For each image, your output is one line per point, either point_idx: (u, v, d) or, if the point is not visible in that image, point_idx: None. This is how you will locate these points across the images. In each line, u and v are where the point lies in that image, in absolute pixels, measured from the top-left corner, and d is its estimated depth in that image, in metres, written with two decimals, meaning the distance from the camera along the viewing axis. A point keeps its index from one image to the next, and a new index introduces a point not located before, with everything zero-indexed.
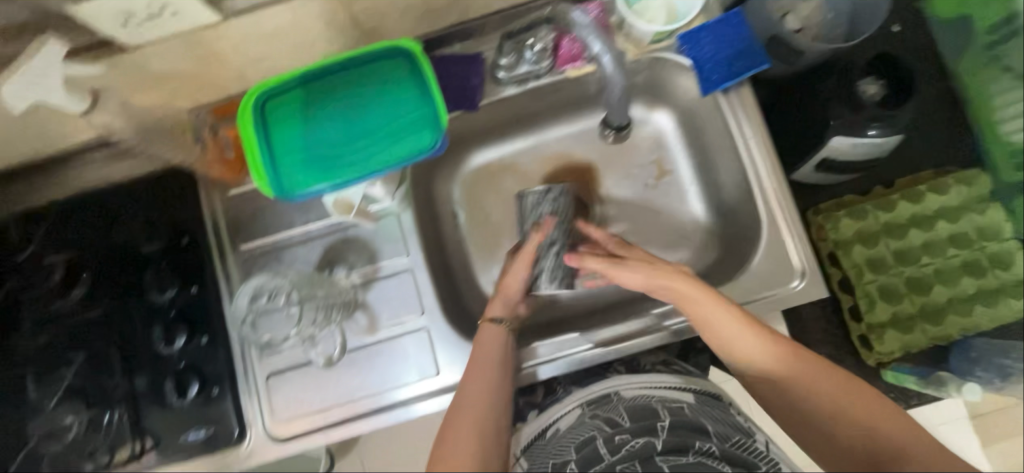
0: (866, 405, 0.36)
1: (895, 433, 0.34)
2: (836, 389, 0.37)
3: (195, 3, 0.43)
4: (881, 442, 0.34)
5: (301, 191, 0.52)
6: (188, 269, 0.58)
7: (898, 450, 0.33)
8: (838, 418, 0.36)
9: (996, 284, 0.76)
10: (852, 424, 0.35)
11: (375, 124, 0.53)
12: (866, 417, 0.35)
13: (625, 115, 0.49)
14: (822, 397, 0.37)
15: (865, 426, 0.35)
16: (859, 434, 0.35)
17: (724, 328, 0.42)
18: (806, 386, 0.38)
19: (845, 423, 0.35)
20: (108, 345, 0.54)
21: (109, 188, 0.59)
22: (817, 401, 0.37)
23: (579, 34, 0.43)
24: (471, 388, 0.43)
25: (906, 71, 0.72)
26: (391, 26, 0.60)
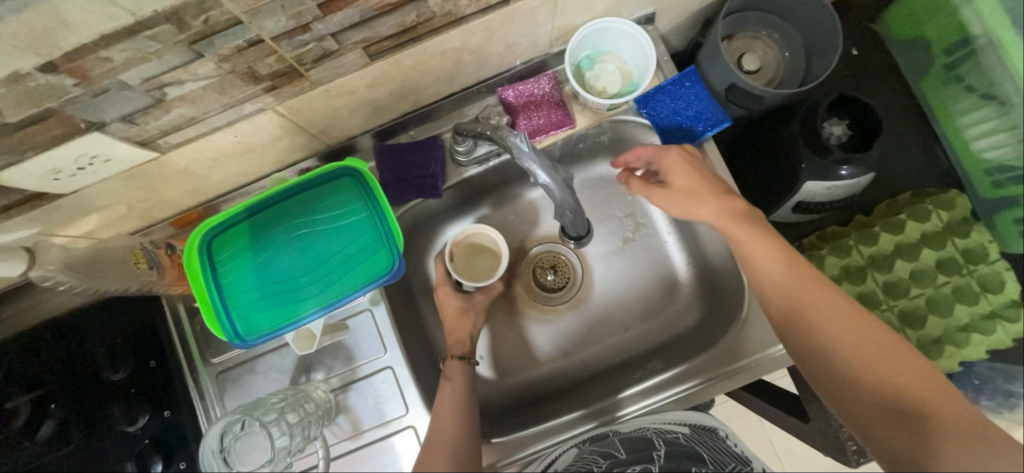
0: (902, 366, 0.46)
1: (925, 392, 0.44)
2: (876, 343, 0.47)
3: (128, 148, 0.50)
4: (906, 393, 0.45)
5: (262, 332, 0.50)
6: (156, 395, 0.67)
7: (924, 404, 0.44)
8: (875, 368, 0.46)
9: (988, 308, 0.77)
10: (889, 378, 0.45)
11: (333, 250, 0.52)
12: (901, 376, 0.45)
13: (583, 222, 0.48)
14: (863, 351, 0.47)
15: (897, 381, 0.45)
16: (893, 387, 0.45)
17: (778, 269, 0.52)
18: (851, 337, 0.48)
19: (880, 375, 0.46)
20: None
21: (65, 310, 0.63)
22: (858, 353, 0.47)
23: (523, 164, 0.42)
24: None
25: (868, 110, 0.72)
26: (342, 123, 0.65)
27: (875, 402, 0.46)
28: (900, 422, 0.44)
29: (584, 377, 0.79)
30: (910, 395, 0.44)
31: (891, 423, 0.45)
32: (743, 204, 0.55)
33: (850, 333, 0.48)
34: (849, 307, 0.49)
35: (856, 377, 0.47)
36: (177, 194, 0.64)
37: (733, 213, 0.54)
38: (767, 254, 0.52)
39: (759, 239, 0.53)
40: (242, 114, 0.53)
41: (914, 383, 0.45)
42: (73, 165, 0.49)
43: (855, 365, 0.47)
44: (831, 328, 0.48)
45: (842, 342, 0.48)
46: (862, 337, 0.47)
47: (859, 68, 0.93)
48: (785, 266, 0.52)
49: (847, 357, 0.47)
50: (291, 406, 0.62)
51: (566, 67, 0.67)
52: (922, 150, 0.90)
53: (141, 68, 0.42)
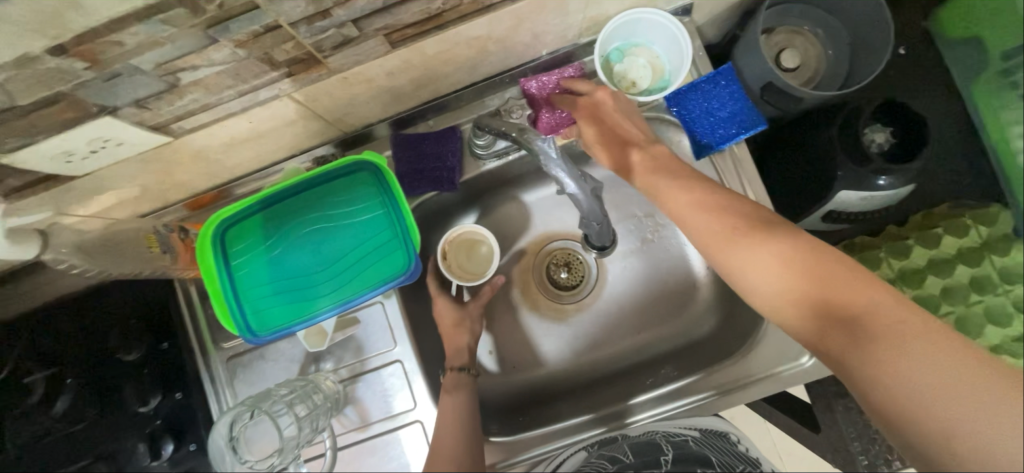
0: (825, 270, 0.43)
1: (849, 293, 0.42)
2: (796, 255, 0.45)
3: (139, 132, 0.48)
4: (833, 297, 0.42)
5: (274, 328, 0.49)
6: (168, 376, 0.67)
7: (852, 306, 0.41)
8: (800, 277, 0.44)
9: (1022, 331, 0.73)
10: (808, 285, 0.43)
11: (348, 247, 0.51)
12: (825, 279, 0.43)
13: (609, 233, 0.46)
14: (786, 265, 0.45)
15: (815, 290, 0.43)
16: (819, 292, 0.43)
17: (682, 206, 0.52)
18: (769, 252, 0.46)
19: (804, 285, 0.44)
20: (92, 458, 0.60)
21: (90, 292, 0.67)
22: (778, 265, 0.45)
23: (550, 171, 0.39)
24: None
25: (914, 117, 0.68)
26: (360, 111, 0.62)
27: (805, 309, 0.43)
28: (831, 327, 0.42)
29: (594, 380, 0.77)
30: (836, 298, 0.42)
31: (821, 328, 0.42)
32: (640, 154, 0.58)
33: (768, 247, 0.46)
34: (754, 224, 0.48)
35: (782, 289, 0.45)
36: (191, 178, 0.62)
37: (631, 167, 0.58)
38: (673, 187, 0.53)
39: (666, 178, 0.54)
40: (258, 100, 0.51)
41: (841, 284, 0.42)
42: (85, 148, 0.48)
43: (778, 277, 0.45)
44: (745, 253, 0.47)
45: (760, 257, 0.46)
46: (783, 248, 0.45)
47: (907, 68, 0.87)
48: (692, 201, 0.51)
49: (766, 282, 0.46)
50: (300, 398, 0.62)
51: (595, 59, 0.63)
52: (965, 159, 0.85)
53: (153, 53, 0.40)
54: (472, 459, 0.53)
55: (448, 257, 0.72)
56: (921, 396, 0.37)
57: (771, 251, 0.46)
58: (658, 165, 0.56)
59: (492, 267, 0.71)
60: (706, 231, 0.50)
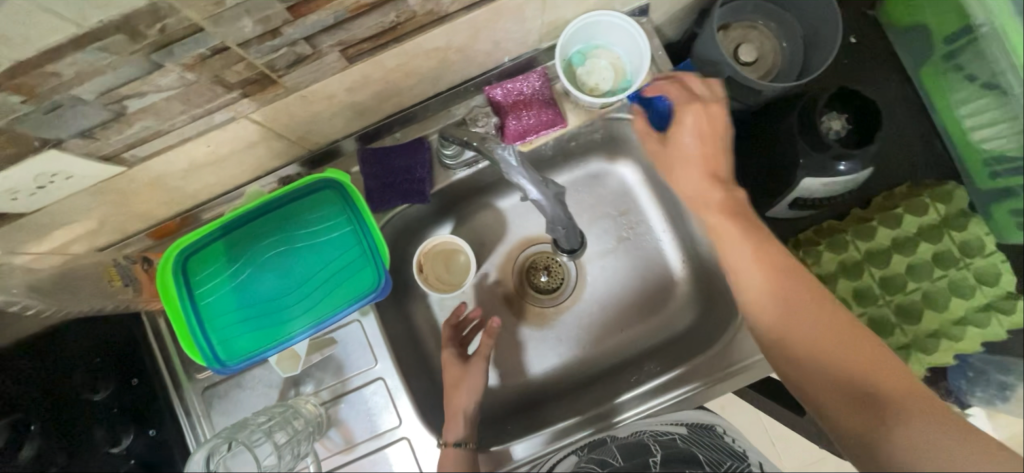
0: (867, 357, 0.44)
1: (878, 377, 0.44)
2: (834, 331, 0.46)
3: (90, 164, 0.47)
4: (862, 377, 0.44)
5: (244, 356, 0.48)
6: (140, 414, 0.65)
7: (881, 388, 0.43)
8: (839, 354, 0.45)
9: (983, 301, 0.76)
10: (850, 363, 0.44)
11: (317, 267, 0.50)
12: (860, 361, 0.44)
13: (576, 235, 0.46)
14: (826, 339, 0.46)
15: (853, 368, 0.44)
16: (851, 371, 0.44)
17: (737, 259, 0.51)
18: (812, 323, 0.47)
19: (839, 360, 0.45)
20: None
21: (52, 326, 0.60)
22: (818, 339, 0.46)
23: (511, 179, 0.39)
24: None
25: (868, 102, 0.70)
26: (324, 128, 0.61)
27: (839, 388, 0.44)
28: (857, 407, 0.43)
29: (581, 381, 0.77)
30: (870, 385, 0.43)
31: (850, 411, 0.43)
32: (725, 195, 0.55)
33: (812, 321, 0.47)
34: (805, 294, 0.48)
35: (819, 362, 0.45)
36: (152, 206, 0.60)
37: (712, 204, 0.54)
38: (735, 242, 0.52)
39: (733, 227, 0.53)
40: (214, 124, 0.50)
41: (874, 368, 0.44)
42: (32, 184, 0.46)
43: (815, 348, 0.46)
44: (798, 318, 0.47)
45: (802, 329, 0.47)
46: (823, 325, 0.46)
47: (860, 55, 0.90)
48: (755, 256, 0.51)
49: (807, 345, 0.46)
50: (280, 424, 0.60)
51: (556, 64, 0.64)
52: (920, 140, 0.88)
53: (95, 82, 0.38)
54: None
55: (426, 270, 0.72)
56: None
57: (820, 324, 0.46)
58: (733, 211, 0.54)
59: (469, 276, 0.70)
60: (758, 288, 0.49)
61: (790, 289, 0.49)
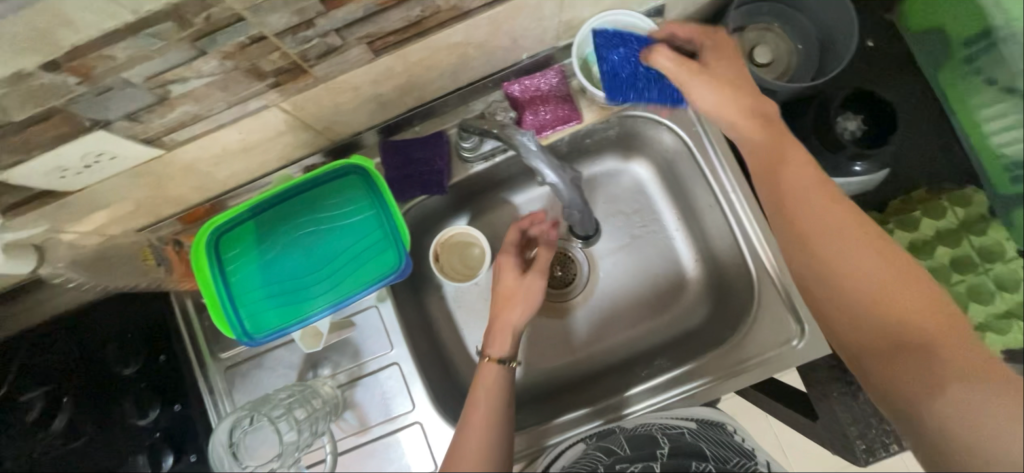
0: (918, 302, 0.42)
1: (926, 324, 0.42)
2: (888, 276, 0.43)
3: (133, 147, 0.50)
4: (910, 322, 0.42)
5: (269, 330, 0.50)
6: (168, 390, 0.68)
7: (929, 336, 0.41)
8: (886, 299, 0.43)
9: (1004, 307, 0.74)
10: (898, 310, 0.42)
11: (339, 249, 0.52)
12: (906, 306, 0.42)
13: (590, 222, 0.47)
14: (877, 282, 0.43)
15: (901, 311, 0.42)
16: (897, 318, 0.42)
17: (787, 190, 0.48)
18: (864, 267, 0.44)
19: (886, 303, 0.43)
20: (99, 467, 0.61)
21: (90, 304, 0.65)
22: (865, 284, 0.43)
23: (529, 163, 0.41)
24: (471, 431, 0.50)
25: (883, 103, 0.71)
26: (348, 120, 0.64)
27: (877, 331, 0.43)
28: (902, 352, 0.42)
29: (590, 374, 0.78)
30: (918, 330, 0.42)
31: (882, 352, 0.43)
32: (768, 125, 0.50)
33: (865, 264, 0.44)
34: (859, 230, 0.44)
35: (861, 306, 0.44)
36: (184, 190, 0.64)
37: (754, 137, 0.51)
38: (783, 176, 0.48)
39: (778, 158, 0.49)
40: (247, 111, 0.53)
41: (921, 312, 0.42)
42: (79, 163, 0.49)
43: (859, 290, 0.44)
44: (849, 257, 0.44)
45: (848, 272, 0.44)
46: (870, 264, 0.44)
47: (878, 59, 0.90)
48: (802, 190, 0.47)
49: (854, 286, 0.44)
50: (301, 403, 0.63)
51: (573, 61, 0.65)
52: (940, 144, 0.87)
53: (143, 67, 0.42)
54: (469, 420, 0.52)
55: (442, 260, 0.74)
56: (974, 432, 0.38)
57: (869, 269, 0.44)
58: (777, 143, 0.50)
59: (484, 266, 0.72)
60: (807, 221, 0.46)
61: (845, 228, 0.45)
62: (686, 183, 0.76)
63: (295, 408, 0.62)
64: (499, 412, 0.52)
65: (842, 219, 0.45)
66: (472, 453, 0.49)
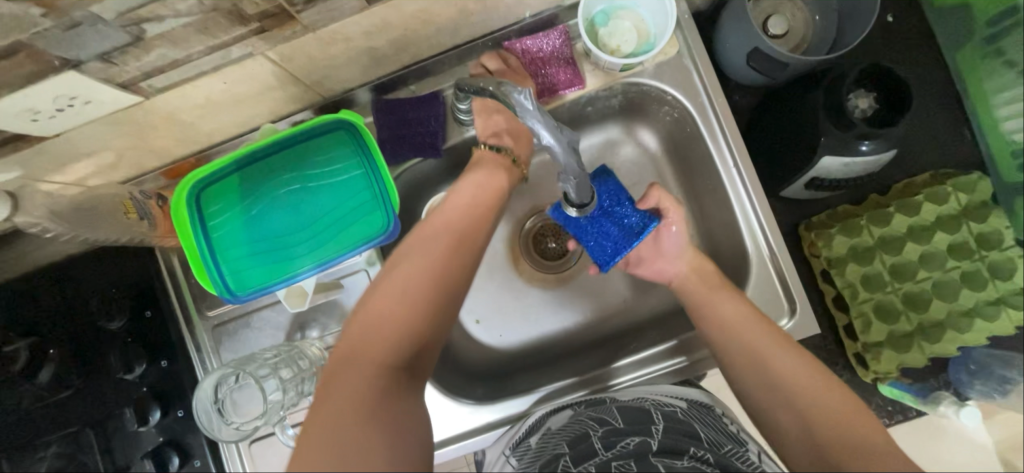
0: (848, 404, 0.48)
1: (852, 417, 0.47)
2: (817, 379, 0.50)
3: (109, 91, 0.47)
4: (847, 424, 0.46)
5: (253, 288, 0.49)
6: (152, 345, 0.67)
7: (864, 434, 0.45)
8: (811, 397, 0.49)
9: (995, 295, 0.75)
10: (831, 409, 0.47)
11: (325, 208, 0.50)
12: (831, 400, 0.48)
13: (586, 187, 0.45)
14: (803, 380, 0.50)
15: (837, 411, 0.47)
16: (828, 415, 0.47)
17: (725, 309, 0.58)
18: (790, 368, 0.51)
19: (819, 403, 0.48)
20: (88, 416, 0.63)
21: (74, 257, 0.67)
22: (801, 388, 0.49)
23: (525, 123, 0.39)
24: (453, 206, 0.54)
25: (897, 78, 0.68)
26: (338, 75, 0.61)
27: (816, 428, 0.47)
28: (846, 452, 0.44)
29: (579, 345, 0.78)
30: (855, 431, 0.45)
31: (824, 450, 0.45)
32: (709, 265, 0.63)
33: (794, 366, 0.51)
34: (782, 341, 0.54)
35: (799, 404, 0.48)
36: (167, 143, 0.61)
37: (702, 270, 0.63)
38: (720, 299, 0.59)
39: (715, 288, 0.60)
40: (230, 59, 0.50)
41: (854, 416, 0.47)
42: (52, 106, 0.46)
43: (804, 400, 0.49)
44: (779, 364, 0.52)
45: (782, 376, 0.51)
46: (799, 367, 0.51)
47: (897, 36, 0.86)
48: (736, 308, 0.58)
49: (791, 388, 0.50)
50: (287, 363, 0.62)
51: (579, 22, 0.62)
52: (950, 128, 0.85)
53: (114, 1, 0.38)
54: (454, 200, 0.55)
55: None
56: None
57: (797, 369, 0.51)
58: (709, 273, 0.62)
59: None
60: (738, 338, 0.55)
61: (769, 337, 0.54)
62: (687, 158, 0.75)
63: (281, 369, 0.61)
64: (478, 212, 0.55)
65: (766, 332, 0.55)
66: (451, 234, 0.51)
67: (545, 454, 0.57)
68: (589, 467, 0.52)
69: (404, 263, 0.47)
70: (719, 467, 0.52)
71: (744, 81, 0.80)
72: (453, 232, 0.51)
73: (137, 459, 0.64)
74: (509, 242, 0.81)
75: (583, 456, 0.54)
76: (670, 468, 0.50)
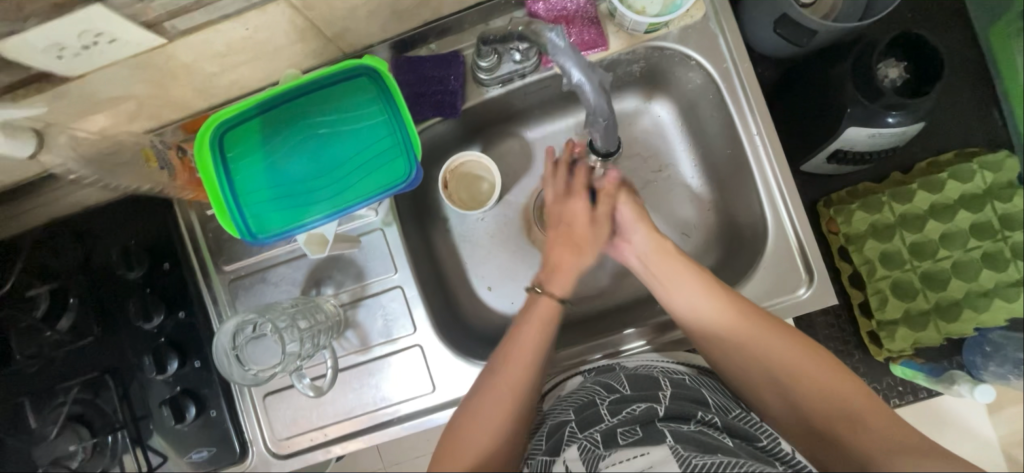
0: (837, 374, 0.50)
1: (846, 386, 0.49)
2: (812, 363, 0.51)
3: (132, 30, 0.47)
4: (839, 395, 0.49)
5: (272, 233, 0.50)
6: (171, 296, 0.67)
7: (856, 409, 0.48)
8: (798, 371, 0.51)
9: (1016, 276, 0.74)
10: (823, 383, 0.50)
11: (344, 156, 0.50)
12: (825, 377, 0.50)
13: (611, 138, 0.46)
14: (798, 362, 0.51)
15: (830, 385, 0.49)
16: (826, 393, 0.49)
17: (689, 293, 0.56)
18: (780, 347, 0.52)
19: (811, 380, 0.50)
20: (108, 361, 0.65)
21: (86, 211, 0.68)
22: (794, 365, 0.51)
23: (558, 61, 0.41)
24: (528, 329, 0.54)
25: (930, 50, 0.66)
26: (358, 28, 0.60)
27: (810, 410, 0.49)
28: (837, 421, 0.48)
29: (592, 314, 0.76)
30: (846, 404, 0.48)
31: (819, 427, 0.49)
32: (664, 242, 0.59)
33: (787, 352, 0.51)
34: (764, 324, 0.53)
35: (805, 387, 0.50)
36: (186, 94, 0.61)
37: (660, 251, 0.59)
38: (696, 290, 0.56)
39: (674, 270, 0.58)
40: (253, 2, 0.49)
41: (847, 388, 0.49)
42: (77, 43, 0.46)
43: (798, 377, 0.50)
44: (761, 350, 0.52)
45: (764, 355, 0.52)
46: (786, 346, 0.52)
47: (927, 9, 0.83)
48: (703, 294, 0.55)
49: (779, 366, 0.51)
50: (300, 313, 0.63)
51: None
52: (978, 106, 0.82)
53: None
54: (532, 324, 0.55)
55: (450, 188, 0.74)
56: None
57: (781, 352, 0.52)
58: (665, 252, 0.59)
59: (495, 192, 0.72)
60: (703, 321, 0.55)
61: (751, 324, 0.53)
62: (707, 127, 0.74)
63: (300, 317, 0.63)
64: (542, 356, 0.53)
65: (733, 308, 0.54)
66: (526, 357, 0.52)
67: (555, 420, 0.56)
68: (596, 432, 0.51)
69: (485, 395, 0.50)
70: (726, 431, 0.51)
71: (768, 52, 0.79)
72: (528, 367, 0.52)
73: (154, 408, 0.66)
74: (522, 211, 0.79)
75: (588, 422, 0.53)
76: (676, 433, 0.49)
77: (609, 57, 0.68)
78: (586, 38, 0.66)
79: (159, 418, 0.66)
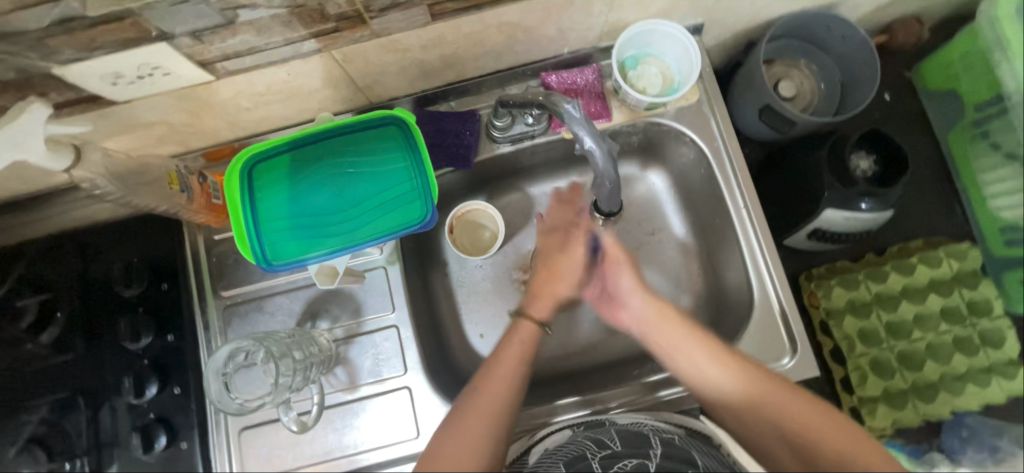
0: (847, 435, 0.50)
1: (855, 446, 0.49)
2: (815, 415, 0.51)
3: (184, 67, 0.52)
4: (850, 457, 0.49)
5: (287, 261, 0.52)
6: (165, 317, 0.66)
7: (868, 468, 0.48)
8: (808, 431, 0.51)
9: (987, 362, 0.77)
10: (833, 442, 0.50)
11: (365, 194, 0.53)
12: (823, 427, 0.51)
13: (615, 200, 0.51)
14: (805, 420, 0.51)
15: (839, 446, 0.50)
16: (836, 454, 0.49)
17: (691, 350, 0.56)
18: (791, 407, 0.52)
19: (823, 440, 0.50)
20: (75, 382, 0.61)
21: (91, 226, 0.68)
22: (804, 424, 0.51)
23: (573, 128, 0.46)
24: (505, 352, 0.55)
25: (895, 148, 0.75)
26: (388, 83, 0.66)
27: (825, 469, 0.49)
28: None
29: (581, 369, 0.76)
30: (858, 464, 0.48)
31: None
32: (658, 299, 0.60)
33: (792, 406, 0.52)
34: (771, 382, 0.54)
35: (802, 441, 0.51)
36: (218, 126, 0.65)
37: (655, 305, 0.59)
38: (691, 347, 0.56)
39: (669, 323, 0.58)
40: (300, 53, 0.55)
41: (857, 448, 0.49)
42: (134, 72, 0.50)
43: (812, 436, 0.51)
44: (773, 409, 0.52)
45: (778, 412, 0.52)
46: (796, 406, 0.52)
47: (892, 112, 0.94)
48: (706, 350, 0.56)
49: (791, 424, 0.52)
50: (295, 344, 0.63)
51: (612, 62, 0.68)
52: (942, 200, 0.90)
53: None
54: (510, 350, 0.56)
55: (454, 233, 0.77)
56: None
57: (792, 413, 0.52)
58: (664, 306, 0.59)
59: (497, 241, 0.75)
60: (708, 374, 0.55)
61: (761, 383, 0.53)
62: (698, 196, 0.80)
63: (296, 348, 0.63)
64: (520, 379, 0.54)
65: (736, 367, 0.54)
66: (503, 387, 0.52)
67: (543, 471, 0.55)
68: None
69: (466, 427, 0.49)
70: None
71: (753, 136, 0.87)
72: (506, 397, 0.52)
73: (124, 435, 0.62)
74: (519, 261, 0.82)
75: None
76: None
77: (611, 127, 0.75)
78: (591, 108, 0.73)
79: (126, 446, 0.62)
